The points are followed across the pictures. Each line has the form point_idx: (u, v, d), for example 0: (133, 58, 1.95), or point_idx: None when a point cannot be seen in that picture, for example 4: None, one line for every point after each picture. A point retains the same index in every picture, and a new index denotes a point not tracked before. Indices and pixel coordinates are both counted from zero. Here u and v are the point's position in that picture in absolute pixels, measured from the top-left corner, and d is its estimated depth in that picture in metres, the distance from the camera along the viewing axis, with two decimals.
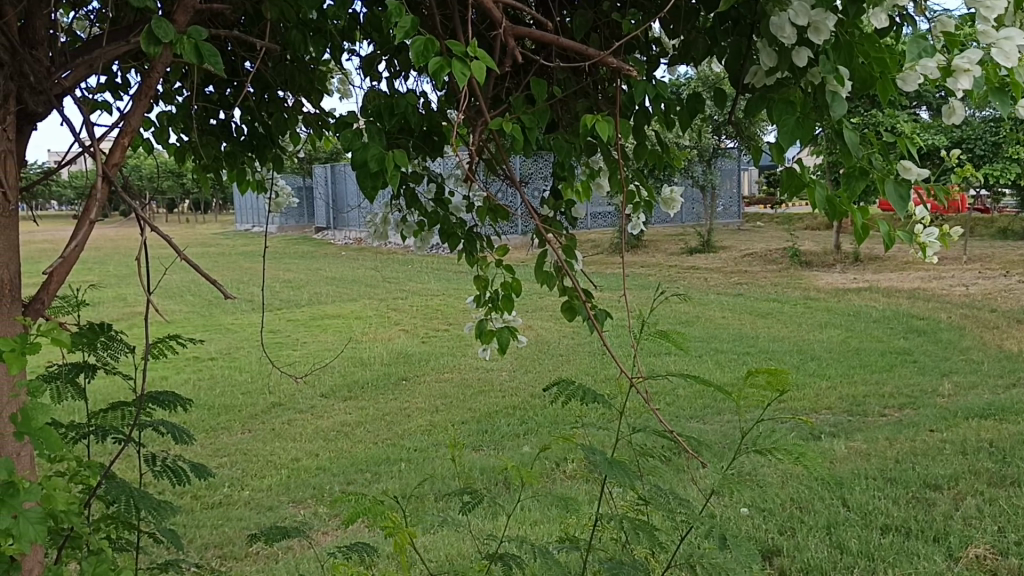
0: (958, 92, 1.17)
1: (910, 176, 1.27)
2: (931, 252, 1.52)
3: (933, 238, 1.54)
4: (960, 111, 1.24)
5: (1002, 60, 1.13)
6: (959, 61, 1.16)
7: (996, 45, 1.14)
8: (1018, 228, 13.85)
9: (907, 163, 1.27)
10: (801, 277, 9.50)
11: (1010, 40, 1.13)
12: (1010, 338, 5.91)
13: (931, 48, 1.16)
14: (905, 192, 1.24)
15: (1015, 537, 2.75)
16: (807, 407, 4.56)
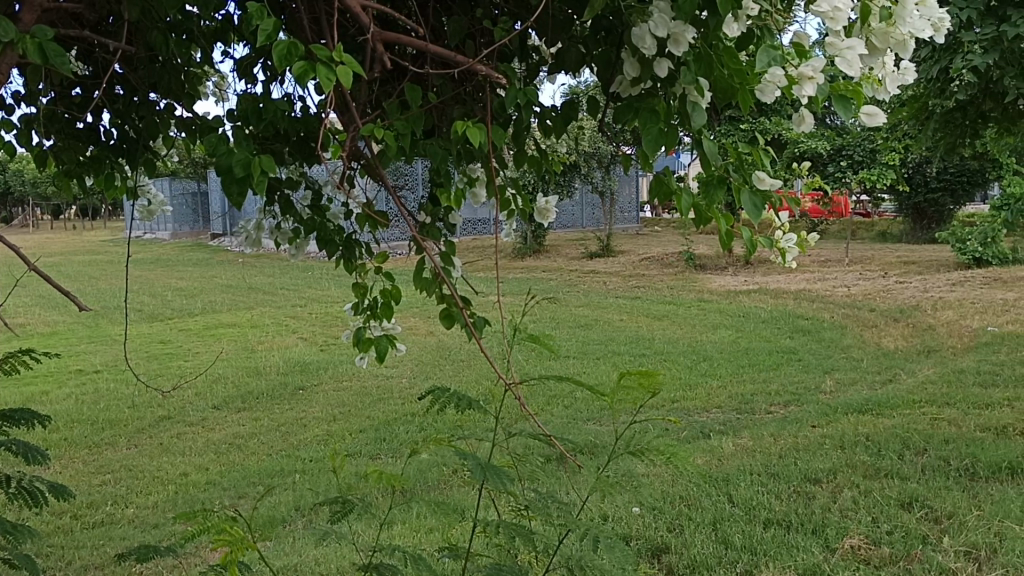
0: (802, 98, 1.24)
1: (765, 185, 1.33)
2: (790, 258, 1.59)
3: (791, 243, 1.59)
4: (808, 118, 1.29)
5: (845, 69, 1.18)
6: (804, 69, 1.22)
7: (840, 53, 1.19)
8: (896, 231, 14.63)
9: (760, 173, 1.33)
10: (695, 280, 9.77)
11: (851, 50, 1.18)
12: (887, 335, 6.23)
13: (781, 55, 1.20)
14: (761, 201, 1.29)
15: (887, 526, 2.89)
16: (698, 406, 4.69)
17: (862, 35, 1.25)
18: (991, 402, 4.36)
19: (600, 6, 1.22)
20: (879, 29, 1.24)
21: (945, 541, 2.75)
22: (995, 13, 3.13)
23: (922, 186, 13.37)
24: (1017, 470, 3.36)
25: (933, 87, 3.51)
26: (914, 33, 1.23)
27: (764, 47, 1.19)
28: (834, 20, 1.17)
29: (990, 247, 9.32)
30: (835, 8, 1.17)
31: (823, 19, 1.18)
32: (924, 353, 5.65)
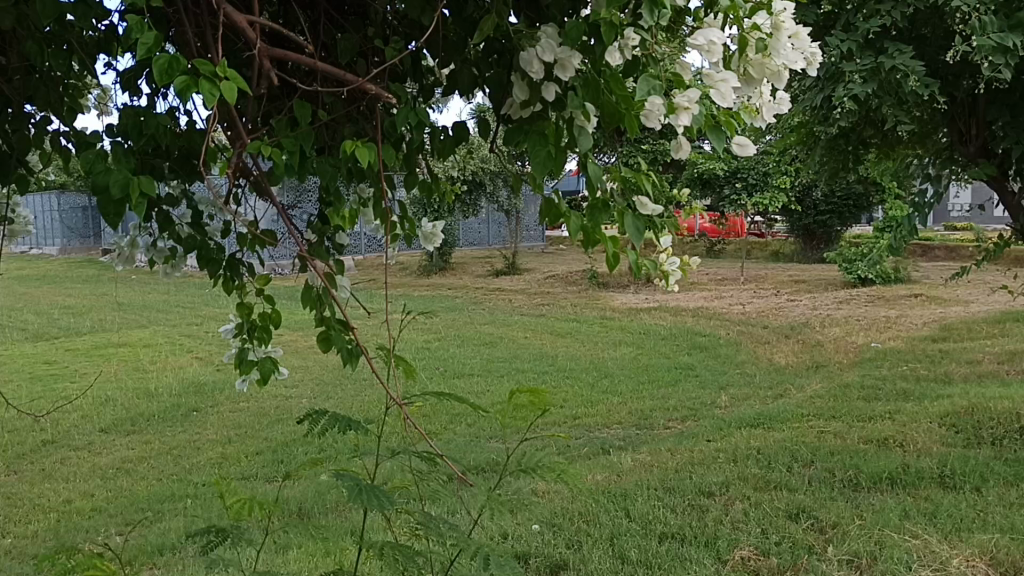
0: (678, 128, 1.26)
1: (646, 210, 1.42)
2: (673, 280, 1.68)
3: (675, 266, 1.69)
4: (686, 146, 1.33)
5: (718, 98, 1.27)
6: (681, 98, 1.25)
7: (715, 85, 1.27)
8: (788, 251, 15.22)
9: (643, 199, 1.41)
10: (598, 298, 9.92)
11: (726, 82, 1.27)
12: (779, 352, 6.46)
13: (660, 85, 1.24)
14: (640, 226, 1.37)
15: (776, 538, 2.98)
16: (600, 422, 4.76)
17: (740, 66, 1.30)
18: (873, 415, 4.57)
19: (488, 28, 1.24)
20: (756, 60, 1.30)
21: (829, 550, 2.85)
22: (873, 46, 3.31)
23: (812, 208, 13.97)
24: (896, 480, 3.53)
25: (817, 114, 3.66)
26: (786, 65, 1.31)
27: (644, 77, 1.23)
28: (711, 53, 1.21)
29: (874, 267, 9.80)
30: (710, 42, 1.21)
31: (701, 53, 1.22)
32: (812, 368, 5.88)
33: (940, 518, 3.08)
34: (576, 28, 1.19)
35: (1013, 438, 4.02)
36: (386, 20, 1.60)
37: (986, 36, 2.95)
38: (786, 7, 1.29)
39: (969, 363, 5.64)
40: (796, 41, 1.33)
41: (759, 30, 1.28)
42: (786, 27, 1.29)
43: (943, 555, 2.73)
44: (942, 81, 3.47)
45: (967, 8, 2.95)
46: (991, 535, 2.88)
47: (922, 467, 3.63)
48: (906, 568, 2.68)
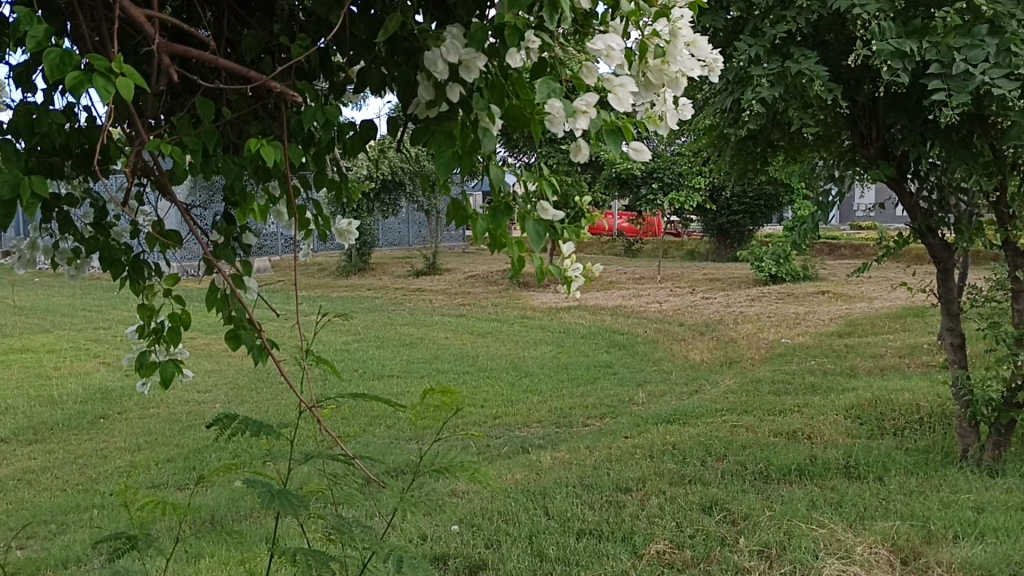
0: (577, 131, 1.25)
1: (549, 216, 1.42)
2: (575, 287, 1.76)
3: (577, 272, 1.76)
4: (584, 149, 1.34)
5: (616, 103, 1.29)
6: (579, 102, 1.25)
7: (613, 90, 1.30)
8: (703, 250, 15.58)
9: (545, 204, 1.41)
10: (519, 298, 9.96)
11: (623, 87, 1.29)
12: (694, 348, 6.61)
13: (561, 88, 1.22)
14: (544, 227, 1.34)
15: (690, 530, 3.05)
16: (519, 421, 4.78)
17: (640, 71, 1.35)
18: (783, 409, 4.71)
19: (393, 27, 1.23)
20: (655, 66, 1.35)
21: (741, 541, 2.93)
22: (779, 51, 3.41)
23: (725, 208, 14.33)
24: (803, 471, 3.65)
25: (727, 117, 3.73)
26: (683, 73, 1.36)
27: (544, 80, 1.21)
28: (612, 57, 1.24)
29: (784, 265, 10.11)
30: (609, 47, 1.24)
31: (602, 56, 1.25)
32: (726, 364, 6.04)
33: (845, 507, 3.19)
34: (480, 29, 1.21)
35: (912, 429, 4.20)
36: (294, 18, 1.57)
37: (885, 41, 3.07)
38: (684, 15, 1.34)
39: (872, 357, 5.88)
40: (694, 48, 1.39)
41: (658, 37, 1.34)
42: (683, 34, 1.34)
43: (847, 543, 2.83)
44: (844, 86, 3.59)
45: (867, 15, 3.06)
46: (892, 522, 3.00)
47: (829, 458, 3.76)
48: (813, 556, 2.77)
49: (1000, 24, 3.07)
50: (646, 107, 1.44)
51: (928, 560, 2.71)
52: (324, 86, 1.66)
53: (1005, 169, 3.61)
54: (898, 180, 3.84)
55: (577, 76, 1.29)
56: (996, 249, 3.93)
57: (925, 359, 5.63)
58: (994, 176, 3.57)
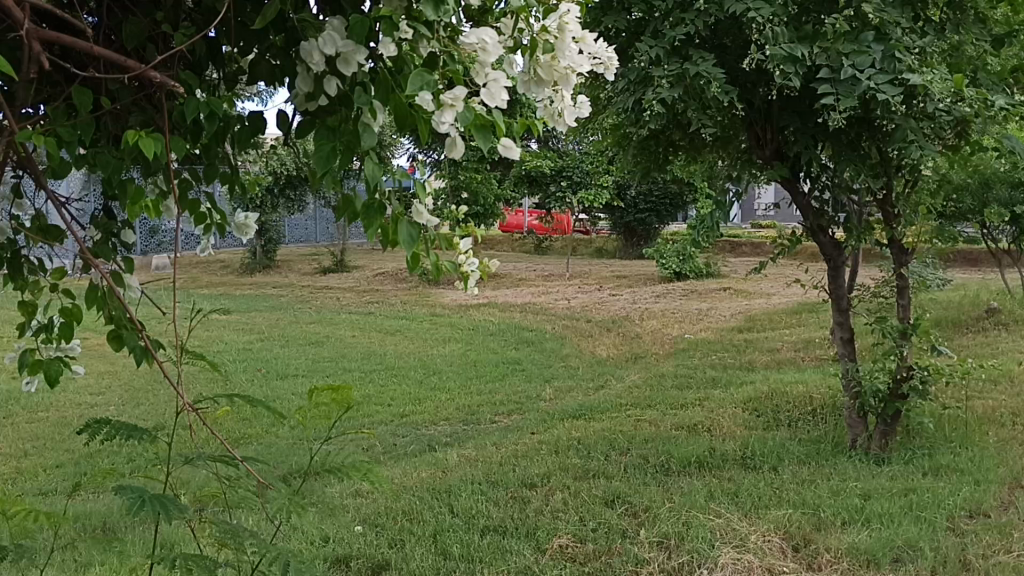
0: (443, 125, 1.23)
1: (421, 219, 1.52)
2: (471, 281, 1.85)
3: (473, 267, 1.84)
4: (459, 146, 1.29)
5: (487, 98, 1.28)
6: (447, 95, 1.23)
7: (486, 84, 1.30)
8: (611, 248, 15.82)
9: (419, 207, 1.50)
10: (428, 295, 9.90)
11: (496, 82, 1.29)
12: (601, 344, 6.70)
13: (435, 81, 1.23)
14: (417, 230, 1.40)
15: (592, 524, 3.09)
16: (427, 419, 4.76)
17: (531, 67, 1.41)
18: (685, 403, 4.83)
19: (270, 15, 1.22)
20: (545, 61, 1.41)
21: (641, 534, 2.98)
22: (679, 53, 3.48)
23: (632, 207, 14.59)
24: (703, 463, 3.74)
25: (629, 116, 3.79)
26: (573, 69, 1.43)
27: (417, 71, 1.21)
28: (486, 51, 1.28)
29: (687, 262, 10.36)
30: (483, 41, 1.28)
31: (477, 51, 1.29)
32: (631, 360, 6.15)
33: (741, 497, 3.29)
34: (361, 24, 1.17)
35: (806, 420, 4.36)
36: (178, 5, 1.51)
37: (778, 45, 3.16)
38: (571, 10, 1.39)
39: (769, 351, 6.08)
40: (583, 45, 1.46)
41: (547, 33, 1.41)
42: (571, 29, 1.40)
43: (742, 533, 2.91)
44: (741, 88, 3.70)
45: (761, 19, 3.16)
46: (785, 511, 3.11)
47: (727, 450, 3.87)
48: (709, 545, 2.84)
49: (885, 31, 3.23)
50: (544, 104, 1.50)
51: (818, 546, 2.82)
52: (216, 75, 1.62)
53: (890, 172, 3.73)
54: (792, 180, 3.97)
55: (456, 71, 1.28)
56: (884, 246, 4.09)
57: (818, 352, 5.86)
58: (879, 178, 3.72)
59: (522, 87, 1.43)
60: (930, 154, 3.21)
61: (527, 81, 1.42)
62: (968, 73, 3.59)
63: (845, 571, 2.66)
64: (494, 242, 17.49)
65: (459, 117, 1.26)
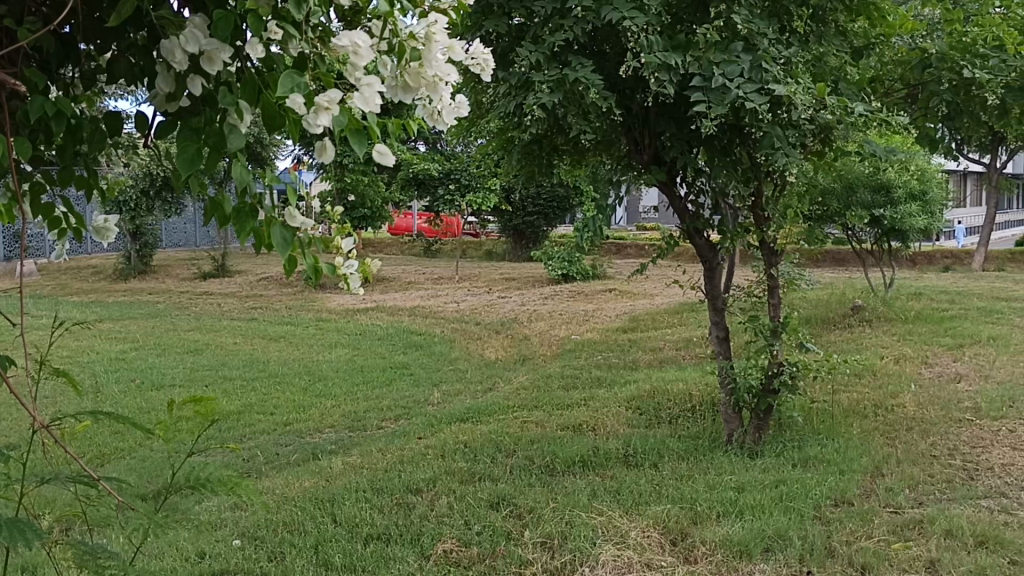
0: (317, 128, 1.21)
1: (295, 223, 1.42)
2: (353, 284, 1.80)
3: (353, 270, 1.81)
4: (329, 150, 1.30)
5: (362, 102, 1.28)
6: (321, 97, 1.21)
7: (359, 89, 1.29)
8: (500, 251, 15.93)
9: (292, 210, 1.42)
10: (314, 300, 9.71)
11: (370, 86, 1.28)
12: (489, 347, 6.73)
13: (305, 83, 1.21)
14: (291, 233, 1.36)
15: (477, 527, 3.09)
16: (311, 427, 4.67)
17: (397, 74, 1.40)
18: (571, 403, 4.90)
19: (128, 12, 1.15)
20: (413, 69, 1.40)
21: (525, 535, 3.00)
22: (558, 58, 3.53)
23: (521, 210, 14.73)
24: (586, 462, 3.81)
25: (511, 120, 3.81)
26: (441, 77, 1.43)
27: (286, 73, 1.18)
28: (358, 55, 1.26)
29: (574, 265, 10.54)
30: (356, 44, 1.26)
31: (348, 54, 1.28)
32: (519, 362, 6.20)
33: (623, 495, 3.36)
34: (226, 19, 1.16)
35: (685, 417, 4.50)
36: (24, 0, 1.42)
37: (653, 54, 3.26)
38: (438, 20, 1.41)
39: (652, 350, 6.24)
40: (450, 53, 1.46)
41: (414, 40, 1.40)
42: (438, 39, 1.41)
43: (623, 529, 2.97)
44: (620, 94, 3.78)
45: (636, 28, 3.23)
46: (664, 506, 3.19)
47: (610, 448, 3.94)
48: (591, 543, 2.89)
49: (753, 42, 3.38)
50: (422, 104, 1.54)
51: (694, 540, 2.91)
52: (73, 72, 1.53)
53: (760, 177, 3.87)
54: (669, 184, 4.10)
55: (327, 74, 1.30)
56: (755, 249, 4.26)
57: (698, 351, 6.06)
58: (750, 183, 3.85)
59: (391, 92, 1.42)
60: (795, 161, 3.35)
61: (395, 87, 1.42)
62: (830, 82, 3.77)
63: (720, 562, 2.76)
64: (382, 246, 17.32)
65: (336, 120, 1.24)
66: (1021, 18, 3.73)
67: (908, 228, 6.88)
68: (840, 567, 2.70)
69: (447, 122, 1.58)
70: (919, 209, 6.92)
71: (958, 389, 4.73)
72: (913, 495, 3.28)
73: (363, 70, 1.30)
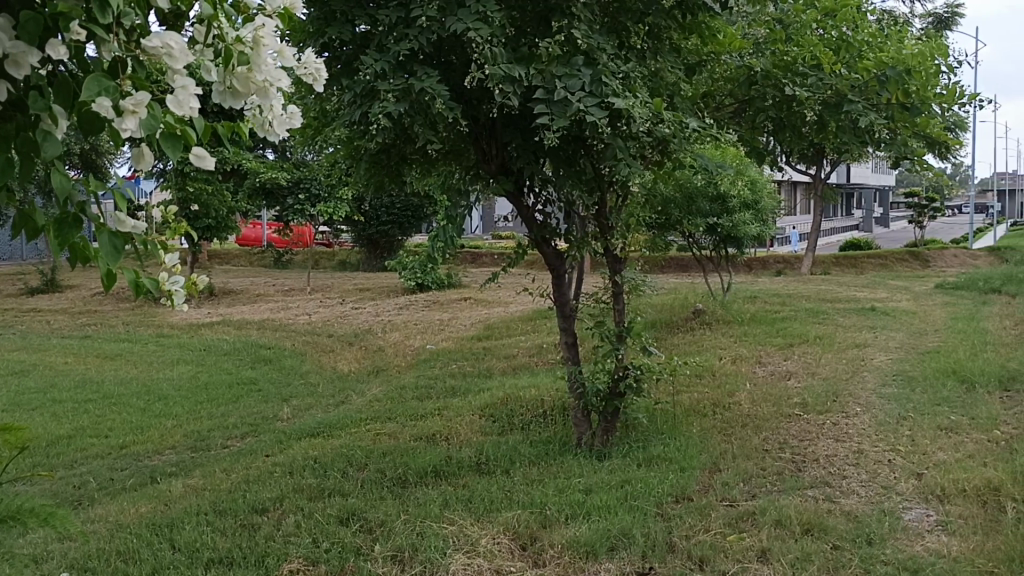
0: (123, 132, 1.15)
1: (124, 227, 1.39)
2: (178, 300, 1.75)
3: (179, 285, 1.75)
4: (145, 156, 1.33)
5: (175, 107, 1.26)
6: (126, 102, 1.15)
7: (173, 93, 1.27)
8: (354, 261, 15.74)
9: (119, 213, 1.38)
10: (154, 315, 9.25)
11: (184, 91, 1.27)
12: (342, 359, 6.62)
13: (114, 88, 1.16)
14: (121, 239, 1.32)
15: (326, 544, 3.01)
16: (150, 449, 4.44)
17: (226, 77, 1.41)
18: (424, 413, 4.88)
19: None
20: (241, 73, 1.41)
21: (375, 549, 2.95)
22: (402, 68, 3.50)
23: (374, 219, 14.61)
24: (438, 472, 3.80)
25: (356, 129, 3.75)
26: (270, 82, 1.44)
27: (92, 77, 1.14)
28: (172, 56, 1.23)
29: (429, 274, 10.55)
30: (170, 47, 1.23)
31: (163, 57, 1.24)
32: (372, 373, 6.13)
33: (474, 503, 3.37)
34: (34, 19, 1.10)
35: (537, 422, 4.57)
36: None
37: (497, 66, 3.29)
38: (267, 23, 1.41)
39: (505, 357, 6.31)
40: (280, 56, 1.47)
41: (242, 43, 1.41)
42: (267, 42, 1.42)
43: (473, 538, 2.98)
44: (466, 105, 3.81)
45: (480, 40, 3.25)
46: (514, 512, 3.22)
47: (462, 457, 3.95)
48: (442, 553, 2.88)
49: (593, 56, 3.46)
50: (252, 113, 1.55)
51: (543, 543, 2.95)
52: None
53: (603, 186, 3.96)
54: (518, 194, 4.09)
55: (141, 77, 1.27)
56: (600, 257, 4.39)
57: (550, 357, 6.18)
58: (594, 193, 3.93)
59: (216, 96, 1.41)
60: (636, 172, 3.45)
61: (222, 92, 1.41)
62: (666, 96, 3.91)
63: (567, 564, 2.81)
64: (230, 257, 16.70)
65: (143, 126, 1.18)
66: (835, 39, 3.98)
67: (742, 236, 7.31)
68: (680, 562, 2.81)
69: (280, 135, 1.60)
70: (752, 217, 7.36)
71: (787, 386, 5.04)
72: (747, 488, 3.47)
73: (180, 74, 1.28)
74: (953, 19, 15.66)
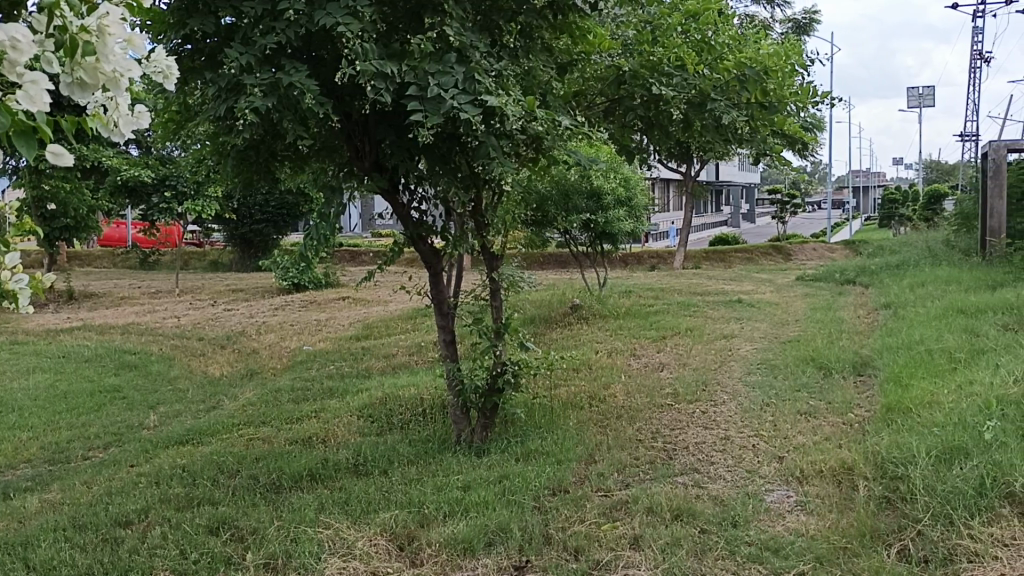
0: None
1: None
2: (23, 301, 1.67)
3: (23, 285, 1.67)
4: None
5: (26, 102, 1.25)
6: None
7: (23, 86, 1.26)
8: (227, 261, 15.24)
9: None
10: (6, 321, 8.67)
11: (35, 84, 1.26)
12: (213, 363, 6.40)
13: None
14: None
15: (194, 555, 2.89)
16: (3, 463, 4.16)
17: (73, 68, 1.35)
18: (299, 416, 4.77)
19: None
20: (89, 64, 1.36)
21: (246, 558, 2.86)
22: (270, 62, 3.41)
23: (246, 218, 14.20)
24: (314, 475, 3.72)
25: (222, 125, 3.63)
26: (119, 72, 1.40)
27: None
28: (19, 49, 1.23)
29: (305, 273, 10.34)
30: (14, 38, 1.23)
31: (7, 48, 1.24)
32: (245, 377, 5.95)
33: (350, 505, 3.32)
34: None
35: (416, 420, 4.55)
36: None
37: (369, 62, 3.22)
38: (113, 12, 1.37)
39: (384, 356, 6.25)
40: (129, 44, 1.44)
41: (88, 33, 1.35)
42: (115, 33, 1.37)
43: (349, 541, 2.94)
44: (338, 100, 3.74)
45: (351, 35, 3.19)
46: (391, 513, 3.19)
47: (339, 459, 3.89)
48: (316, 559, 2.82)
49: (466, 54, 3.47)
50: (98, 108, 1.50)
51: (421, 542, 2.94)
52: None
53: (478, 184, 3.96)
54: (392, 192, 4.06)
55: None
56: (476, 254, 4.40)
57: (429, 355, 6.16)
58: (471, 191, 3.93)
59: (64, 88, 1.36)
60: (509, 170, 3.47)
61: (69, 84, 1.36)
62: (540, 94, 3.96)
63: (444, 563, 2.80)
64: (92, 257, 15.84)
65: None
66: (699, 41, 4.12)
67: (617, 231, 7.48)
68: (556, 553, 2.85)
69: (123, 135, 1.55)
70: (626, 214, 7.55)
71: (659, 377, 5.20)
72: (620, 478, 3.55)
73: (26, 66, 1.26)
74: (811, 24, 16.49)
